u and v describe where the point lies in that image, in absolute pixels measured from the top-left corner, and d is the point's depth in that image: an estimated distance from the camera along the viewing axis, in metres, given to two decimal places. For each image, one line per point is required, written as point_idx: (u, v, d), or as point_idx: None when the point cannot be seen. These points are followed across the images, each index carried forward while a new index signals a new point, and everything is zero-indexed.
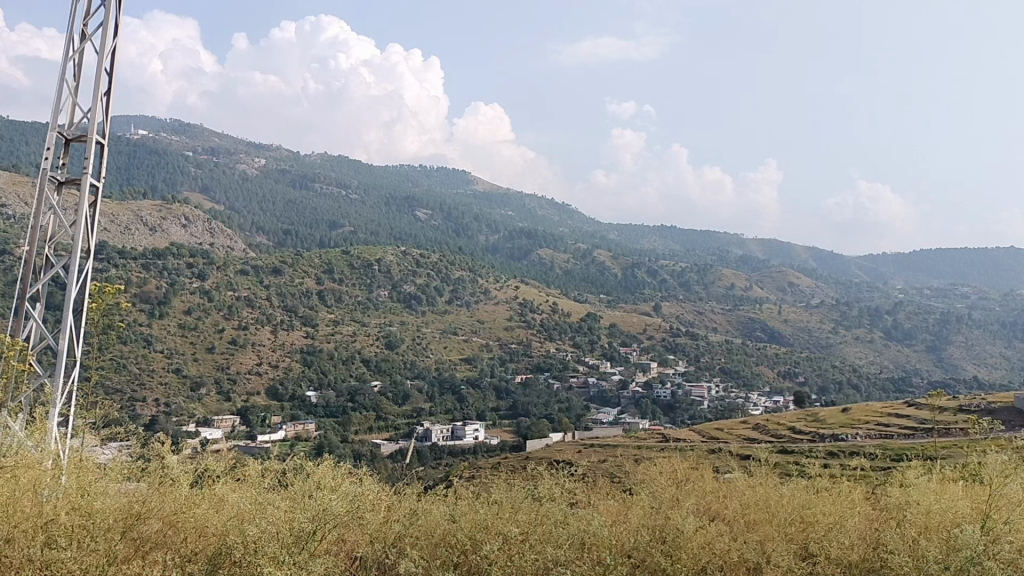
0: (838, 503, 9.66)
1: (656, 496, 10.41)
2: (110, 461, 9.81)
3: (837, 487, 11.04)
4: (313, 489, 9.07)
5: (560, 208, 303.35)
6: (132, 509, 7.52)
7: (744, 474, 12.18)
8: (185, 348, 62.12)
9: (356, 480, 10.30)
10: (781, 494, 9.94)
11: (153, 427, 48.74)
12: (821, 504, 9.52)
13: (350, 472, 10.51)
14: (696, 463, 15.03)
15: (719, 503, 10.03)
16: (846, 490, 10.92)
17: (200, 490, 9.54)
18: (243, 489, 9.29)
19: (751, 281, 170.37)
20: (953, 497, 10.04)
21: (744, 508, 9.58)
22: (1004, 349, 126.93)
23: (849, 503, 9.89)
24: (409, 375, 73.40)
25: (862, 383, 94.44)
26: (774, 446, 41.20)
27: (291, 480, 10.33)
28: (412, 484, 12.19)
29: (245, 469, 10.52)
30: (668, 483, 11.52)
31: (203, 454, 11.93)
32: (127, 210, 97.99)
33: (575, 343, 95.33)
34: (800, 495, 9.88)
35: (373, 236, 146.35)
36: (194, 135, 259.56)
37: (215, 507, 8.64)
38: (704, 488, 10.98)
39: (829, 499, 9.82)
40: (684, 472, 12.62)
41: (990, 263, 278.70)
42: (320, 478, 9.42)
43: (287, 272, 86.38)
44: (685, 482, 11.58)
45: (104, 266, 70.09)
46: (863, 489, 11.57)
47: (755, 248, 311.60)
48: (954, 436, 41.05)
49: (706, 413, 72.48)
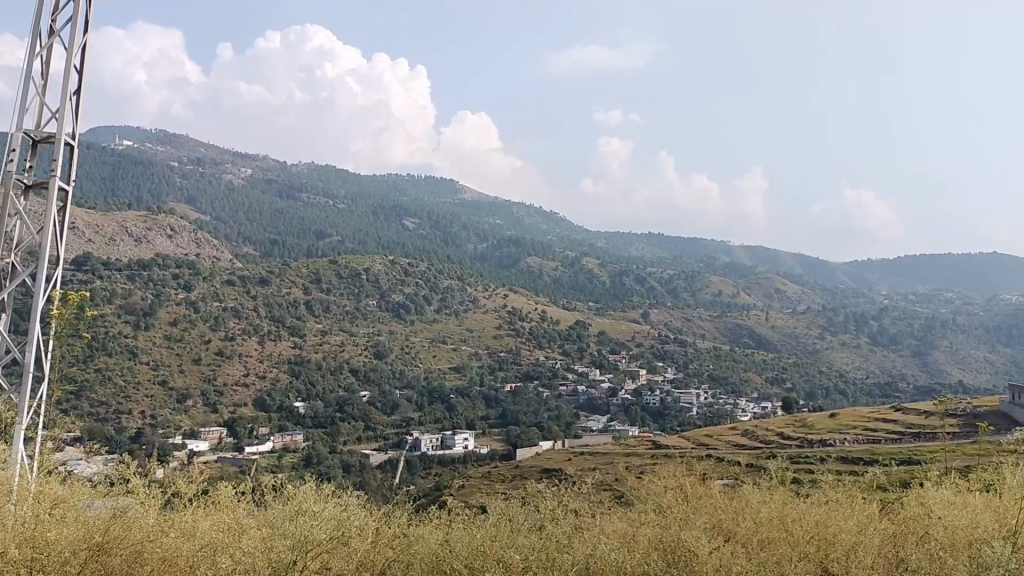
0: (857, 519, 9.15)
1: (661, 514, 9.85)
2: (76, 482, 9.22)
3: (852, 500, 10.53)
4: (297, 512, 8.55)
5: (546, 216, 303.06)
6: (92, 537, 7.00)
7: (752, 488, 11.67)
8: (171, 360, 61.17)
9: (341, 502, 9.76)
10: (796, 510, 9.46)
11: (138, 441, 47.96)
12: (837, 516, 9.06)
13: (330, 492, 10.00)
14: (701, 474, 14.48)
15: (729, 521, 9.53)
16: (864, 503, 10.47)
17: (170, 516, 8.97)
18: (219, 514, 8.74)
19: (738, 287, 170.52)
20: (978, 509, 9.56)
21: (756, 527, 9.09)
22: (989, 353, 127.16)
23: (871, 518, 9.42)
24: (397, 384, 72.65)
25: (849, 388, 94.31)
26: (765, 452, 40.73)
27: (266, 504, 9.80)
28: (400, 503, 11.65)
29: (219, 493, 9.94)
30: (672, 498, 11.01)
31: (174, 475, 11.36)
32: (112, 222, 96.88)
33: (564, 350, 94.74)
34: (817, 510, 9.38)
35: (360, 245, 145.61)
36: (179, 145, 258.14)
37: (185, 534, 8.10)
38: (712, 504, 10.48)
39: (844, 512, 9.39)
40: (691, 483, 12.21)
41: (973, 267, 279.76)
42: (302, 500, 8.87)
43: (274, 282, 85.55)
44: (692, 495, 11.20)
45: (87, 279, 69.11)
46: (882, 502, 11.13)
47: (740, 256, 312.24)
48: (943, 440, 40.73)
49: (695, 419, 72.07)
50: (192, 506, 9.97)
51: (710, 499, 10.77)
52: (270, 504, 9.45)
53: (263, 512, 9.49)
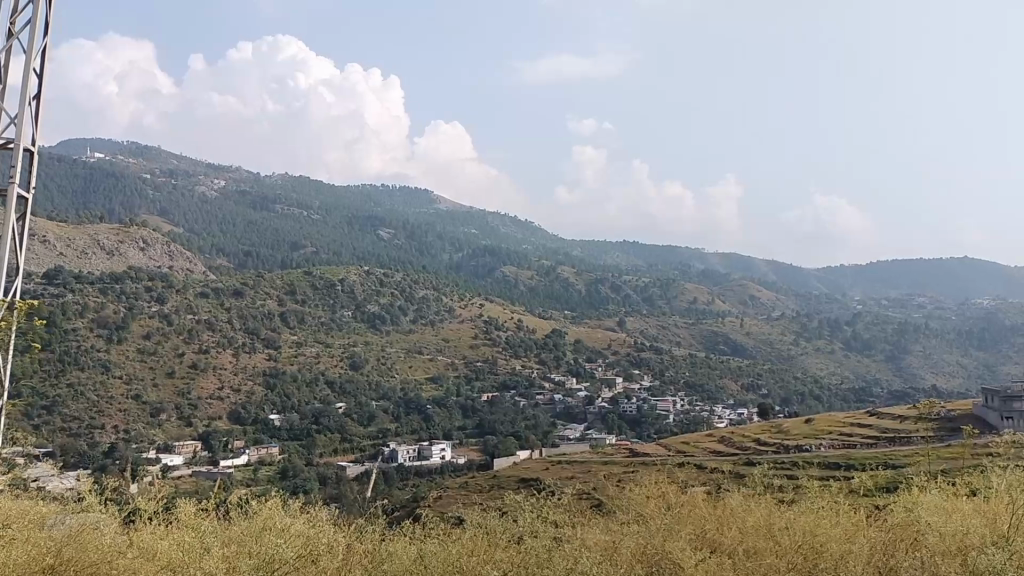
0: (844, 525, 8.98)
1: (643, 524, 9.65)
2: (31, 500, 9.12)
3: (838, 507, 10.32)
4: (257, 532, 8.41)
5: (522, 225, 303.03)
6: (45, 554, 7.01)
7: (737, 497, 11.46)
8: (144, 373, 60.27)
9: (308, 516, 9.58)
10: (785, 518, 9.26)
11: (111, 456, 47.84)
12: (826, 523, 8.86)
13: (298, 507, 9.79)
14: (685, 486, 14.22)
15: (715, 529, 9.33)
16: (852, 511, 10.28)
17: (132, 534, 8.84)
18: (183, 533, 8.56)
19: (713, 294, 171.22)
20: (968, 514, 9.38)
21: (742, 537, 8.89)
22: (960, 357, 128.46)
23: (856, 525, 9.23)
24: (374, 396, 71.93)
25: (824, 394, 94.72)
26: (741, 458, 40.70)
27: (230, 519, 9.63)
28: (374, 517, 11.42)
29: (182, 510, 9.74)
30: (654, 507, 10.81)
31: (138, 492, 11.10)
32: (84, 234, 95.59)
33: (540, 359, 94.41)
34: (804, 518, 9.17)
35: (335, 256, 144.67)
36: (151, 157, 255.83)
37: (144, 554, 7.94)
38: (696, 512, 10.29)
39: (832, 520, 9.21)
40: (674, 491, 12.04)
41: (943, 273, 283.08)
42: (268, 516, 8.72)
43: (248, 293, 84.59)
44: (674, 504, 11.00)
45: (59, 292, 68.14)
46: (870, 509, 10.97)
47: (715, 263, 313.81)
48: (918, 444, 40.87)
49: (672, 426, 71.97)
50: (159, 525, 9.85)
51: (692, 509, 10.56)
52: (232, 520, 9.31)
53: (227, 529, 9.32)
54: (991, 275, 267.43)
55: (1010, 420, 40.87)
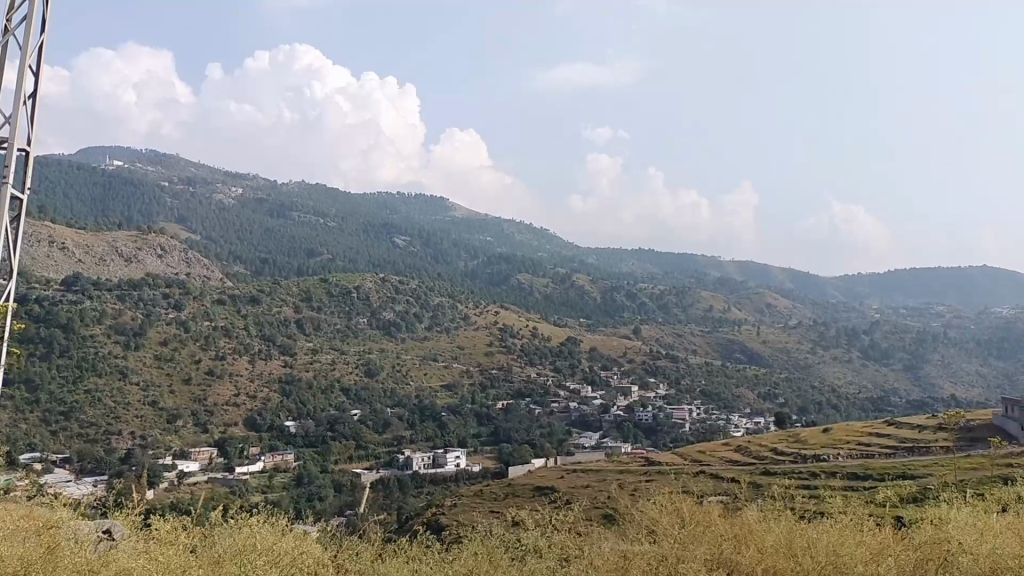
0: (870, 542, 8.59)
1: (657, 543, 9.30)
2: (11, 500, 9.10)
3: (864, 524, 9.87)
4: (234, 560, 8.30)
5: (537, 233, 302.68)
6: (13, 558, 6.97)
7: (754, 513, 10.96)
8: (161, 380, 60.19)
9: (284, 540, 9.46)
10: (808, 533, 8.90)
11: (127, 462, 47.98)
12: (850, 542, 8.46)
13: (275, 529, 9.72)
14: (698, 499, 13.69)
15: (730, 546, 8.95)
16: (877, 527, 9.91)
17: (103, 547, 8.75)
18: (159, 544, 8.47)
19: (729, 302, 170.17)
20: (1004, 534, 8.92)
21: (759, 556, 8.40)
22: (980, 367, 126.74)
23: (882, 542, 8.86)
24: (388, 403, 71.57)
25: (841, 403, 93.70)
26: (757, 468, 39.99)
27: (203, 531, 9.59)
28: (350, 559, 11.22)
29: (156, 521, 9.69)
30: (670, 523, 10.41)
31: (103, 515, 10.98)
32: (102, 242, 96.08)
33: (555, 367, 93.73)
34: (827, 535, 8.76)
35: (351, 263, 144.94)
36: (170, 165, 257.63)
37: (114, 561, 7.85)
38: (716, 530, 9.79)
39: (857, 536, 8.85)
40: (685, 503, 11.74)
41: (962, 281, 280.06)
42: (246, 549, 8.63)
43: (265, 300, 84.62)
44: (685, 516, 10.66)
45: (77, 299, 68.44)
46: (895, 527, 10.60)
47: (731, 271, 312.09)
48: (940, 454, 40.01)
49: (688, 435, 71.13)
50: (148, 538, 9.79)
51: (711, 524, 10.15)
52: (217, 537, 9.18)
53: (202, 541, 9.24)
54: (1010, 285, 264.55)
55: None
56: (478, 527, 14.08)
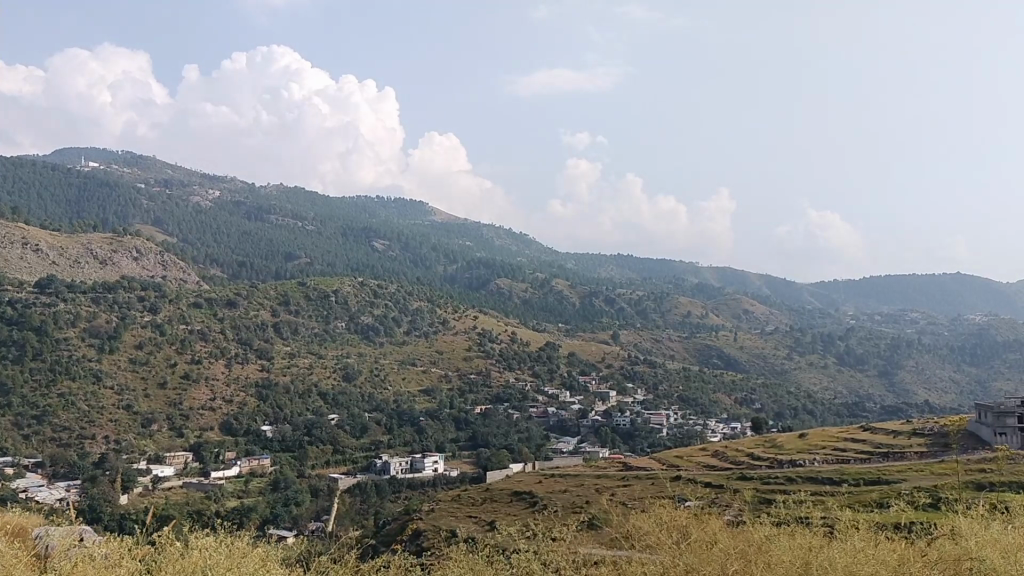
0: (884, 556, 9.81)
1: (675, 565, 10.43)
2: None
3: (875, 539, 10.97)
4: None
5: (516, 237, 303.33)
6: None
7: (761, 526, 12.07)
8: (136, 384, 59.95)
9: (227, 548, 10.85)
10: (829, 549, 10.04)
11: (101, 467, 48.17)
12: (864, 557, 9.60)
13: (222, 542, 11.09)
14: (699, 510, 14.57)
15: (743, 568, 10.12)
16: (891, 542, 11.16)
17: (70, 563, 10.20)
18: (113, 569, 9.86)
19: (707, 307, 171.50)
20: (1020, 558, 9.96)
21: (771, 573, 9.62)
22: (953, 373, 128.78)
23: (897, 558, 10.03)
24: (366, 407, 71.67)
25: (817, 409, 94.94)
26: (733, 473, 40.83)
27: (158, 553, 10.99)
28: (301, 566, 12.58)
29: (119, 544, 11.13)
30: (679, 537, 11.55)
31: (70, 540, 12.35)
32: (77, 244, 95.63)
33: (534, 371, 94.09)
34: (844, 552, 9.81)
35: (329, 267, 144.60)
36: (146, 166, 255.97)
37: None
38: (728, 543, 10.93)
39: (873, 549, 10.01)
40: (683, 514, 12.92)
41: (937, 287, 283.70)
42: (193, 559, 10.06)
43: (242, 304, 84.61)
44: (688, 530, 11.75)
45: (51, 302, 68.12)
46: (910, 541, 11.83)
47: (709, 277, 314.40)
48: (912, 460, 40.91)
49: (665, 440, 71.77)
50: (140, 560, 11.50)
51: (716, 538, 11.27)
52: (171, 558, 10.61)
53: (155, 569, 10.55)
54: (985, 292, 268.60)
55: (1003, 436, 40.80)
56: (469, 545, 14.99)
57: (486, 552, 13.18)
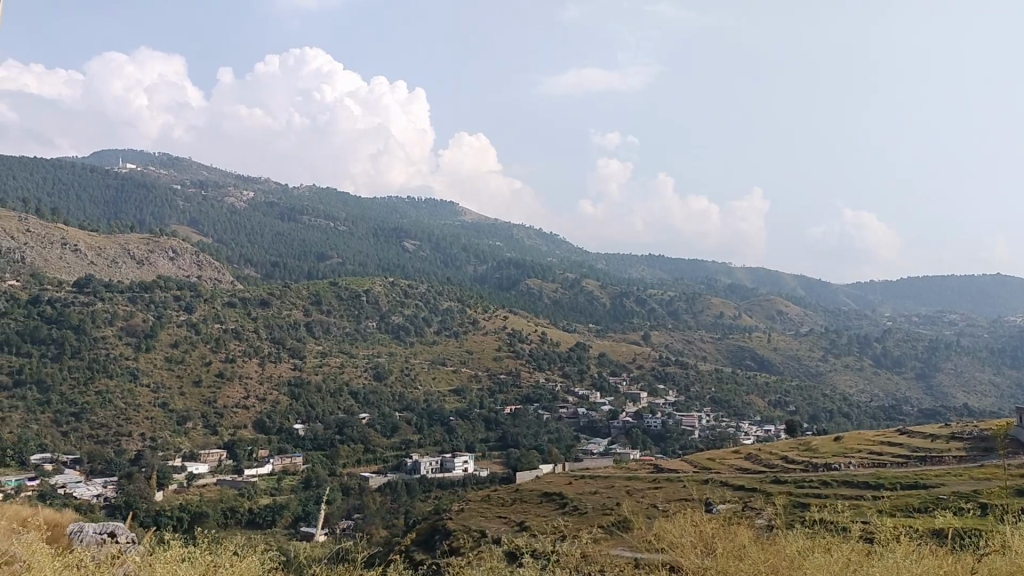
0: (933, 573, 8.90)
1: None
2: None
3: (918, 552, 10.05)
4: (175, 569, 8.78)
5: (547, 237, 302.38)
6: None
7: (793, 535, 11.22)
8: (171, 382, 60.01)
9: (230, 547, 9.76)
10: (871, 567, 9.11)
11: (137, 463, 48.19)
12: None
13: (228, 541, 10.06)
14: (729, 515, 13.65)
15: None
16: (938, 556, 10.25)
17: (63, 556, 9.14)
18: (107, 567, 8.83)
19: (740, 308, 169.45)
20: None
21: None
22: (993, 376, 125.88)
23: None
24: (397, 407, 71.25)
25: (852, 411, 93.25)
26: (765, 476, 39.74)
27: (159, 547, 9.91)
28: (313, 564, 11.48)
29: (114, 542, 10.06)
30: (709, 549, 10.60)
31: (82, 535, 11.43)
32: (114, 245, 96.58)
33: (564, 372, 93.26)
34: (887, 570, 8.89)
35: (361, 267, 144.72)
36: (183, 169, 258.45)
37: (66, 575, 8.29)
38: (760, 556, 9.99)
39: (918, 567, 9.13)
40: (712, 521, 11.99)
41: (977, 289, 278.20)
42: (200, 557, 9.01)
43: (275, 303, 84.79)
44: (718, 542, 10.88)
45: (89, 301, 68.52)
46: (957, 554, 10.94)
47: (743, 278, 311.11)
48: (952, 465, 39.56)
49: (697, 442, 70.70)
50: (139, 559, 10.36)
51: (745, 550, 10.39)
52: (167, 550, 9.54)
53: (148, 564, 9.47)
54: None
55: None
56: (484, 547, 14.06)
57: (497, 553, 12.30)
